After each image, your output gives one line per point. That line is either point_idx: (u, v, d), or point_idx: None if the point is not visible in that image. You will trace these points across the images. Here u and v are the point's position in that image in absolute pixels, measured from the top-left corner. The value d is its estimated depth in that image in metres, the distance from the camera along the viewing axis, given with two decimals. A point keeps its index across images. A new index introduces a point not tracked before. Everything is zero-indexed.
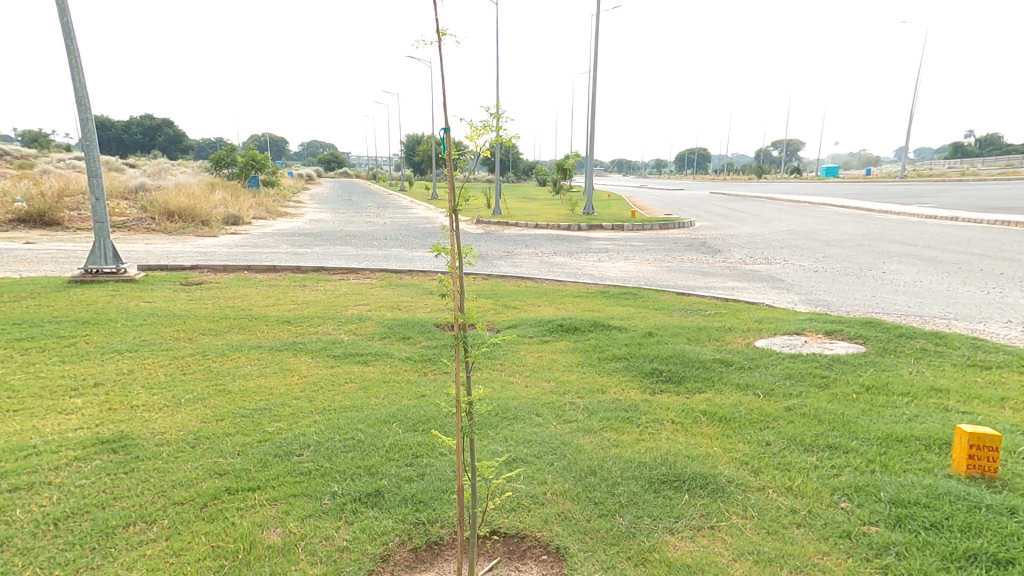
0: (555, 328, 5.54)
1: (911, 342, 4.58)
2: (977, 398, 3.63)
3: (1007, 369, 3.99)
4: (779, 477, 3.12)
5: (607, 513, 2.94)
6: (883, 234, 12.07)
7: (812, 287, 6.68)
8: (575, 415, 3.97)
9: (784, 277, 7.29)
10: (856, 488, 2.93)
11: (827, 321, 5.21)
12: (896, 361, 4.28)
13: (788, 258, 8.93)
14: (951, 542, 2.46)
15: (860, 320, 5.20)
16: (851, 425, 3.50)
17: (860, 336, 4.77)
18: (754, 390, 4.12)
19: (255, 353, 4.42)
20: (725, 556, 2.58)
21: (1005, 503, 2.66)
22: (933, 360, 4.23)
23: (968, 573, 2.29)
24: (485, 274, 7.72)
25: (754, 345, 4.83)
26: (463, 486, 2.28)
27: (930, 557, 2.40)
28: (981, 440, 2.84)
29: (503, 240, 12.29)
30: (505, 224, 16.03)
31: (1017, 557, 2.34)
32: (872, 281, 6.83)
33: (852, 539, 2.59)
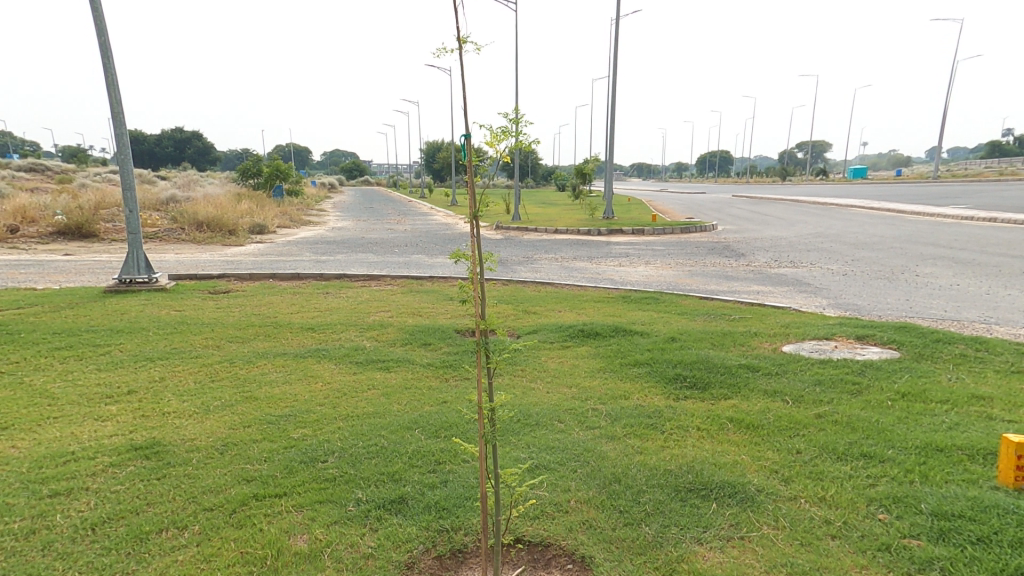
0: (575, 334, 5.49)
1: (950, 348, 4.42)
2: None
3: None
4: (811, 486, 3.03)
5: (632, 522, 2.89)
6: (915, 236, 11.71)
7: (842, 290, 6.51)
8: (597, 422, 3.93)
9: (811, 280, 7.14)
10: (894, 499, 2.82)
11: (858, 326, 5.06)
12: (934, 367, 4.13)
13: (815, 261, 8.72)
14: (1001, 557, 2.35)
15: (893, 324, 5.05)
16: (886, 433, 3.38)
17: (893, 341, 4.62)
18: (782, 396, 4.02)
19: (280, 360, 4.48)
20: (757, 569, 2.51)
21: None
22: (974, 366, 4.07)
23: None
24: (506, 280, 7.72)
25: (781, 350, 4.72)
26: (486, 494, 2.28)
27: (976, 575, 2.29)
28: None
29: (522, 245, 12.29)
30: (524, 230, 16.04)
31: None
32: (904, 284, 6.63)
33: (891, 552, 2.50)
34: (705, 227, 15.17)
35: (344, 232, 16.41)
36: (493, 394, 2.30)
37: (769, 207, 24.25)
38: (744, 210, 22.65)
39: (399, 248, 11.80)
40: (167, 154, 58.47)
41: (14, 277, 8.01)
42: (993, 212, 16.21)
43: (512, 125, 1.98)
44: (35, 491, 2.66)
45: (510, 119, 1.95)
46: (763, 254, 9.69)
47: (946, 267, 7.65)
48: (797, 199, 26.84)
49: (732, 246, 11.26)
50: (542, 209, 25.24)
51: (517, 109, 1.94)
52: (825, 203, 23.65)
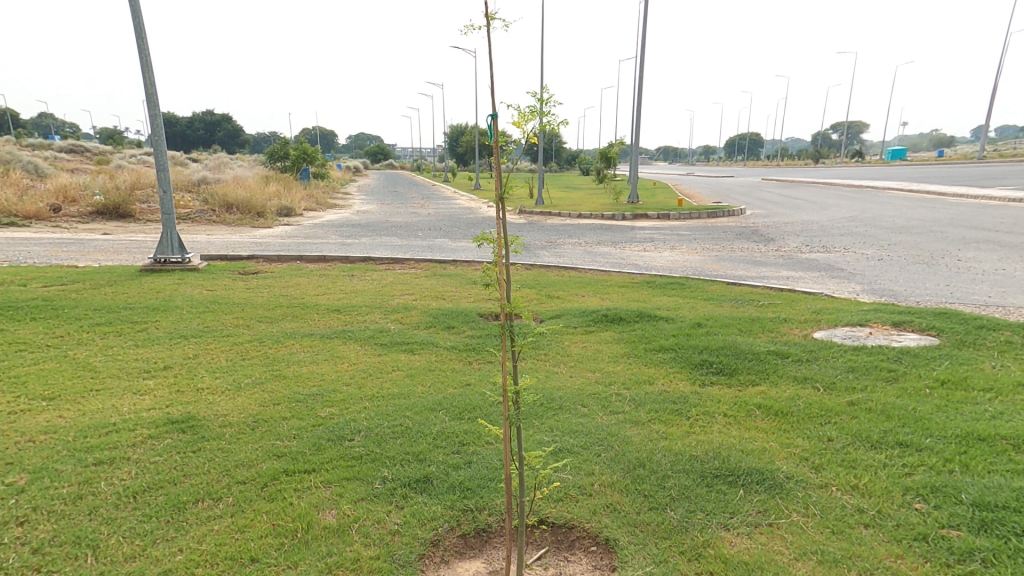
0: (599, 318, 5.43)
1: (994, 335, 4.22)
2: None
3: None
4: (843, 474, 2.99)
5: (657, 506, 2.88)
6: (956, 220, 11.18)
7: (876, 276, 6.29)
8: (621, 406, 3.90)
9: (844, 266, 6.93)
10: (931, 489, 2.74)
11: (895, 312, 4.88)
12: (975, 355, 3.96)
13: (848, 246, 8.43)
14: None
15: (932, 311, 4.86)
16: (924, 422, 3.27)
17: (932, 328, 4.44)
18: (813, 382, 3.92)
19: (308, 341, 4.56)
20: (786, 555, 2.49)
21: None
22: (1020, 354, 3.89)
23: None
24: (528, 264, 7.69)
25: (812, 337, 4.58)
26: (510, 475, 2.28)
27: (1019, 566, 2.23)
28: None
29: (545, 230, 12.20)
30: (546, 215, 15.92)
31: None
32: (945, 269, 6.36)
33: (928, 542, 2.44)
34: (733, 212, 14.78)
35: (367, 216, 16.51)
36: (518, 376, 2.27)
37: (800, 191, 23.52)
38: (772, 195, 22.01)
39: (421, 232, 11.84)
40: (196, 139, 59.83)
41: (56, 256, 8.33)
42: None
43: (539, 104, 1.94)
44: (80, 459, 2.78)
45: (539, 100, 1.92)
46: (793, 240, 9.43)
47: (991, 252, 7.31)
48: (829, 183, 25.91)
49: (760, 231, 10.96)
50: (564, 193, 24.95)
51: (544, 89, 1.91)
52: (858, 186, 22.81)
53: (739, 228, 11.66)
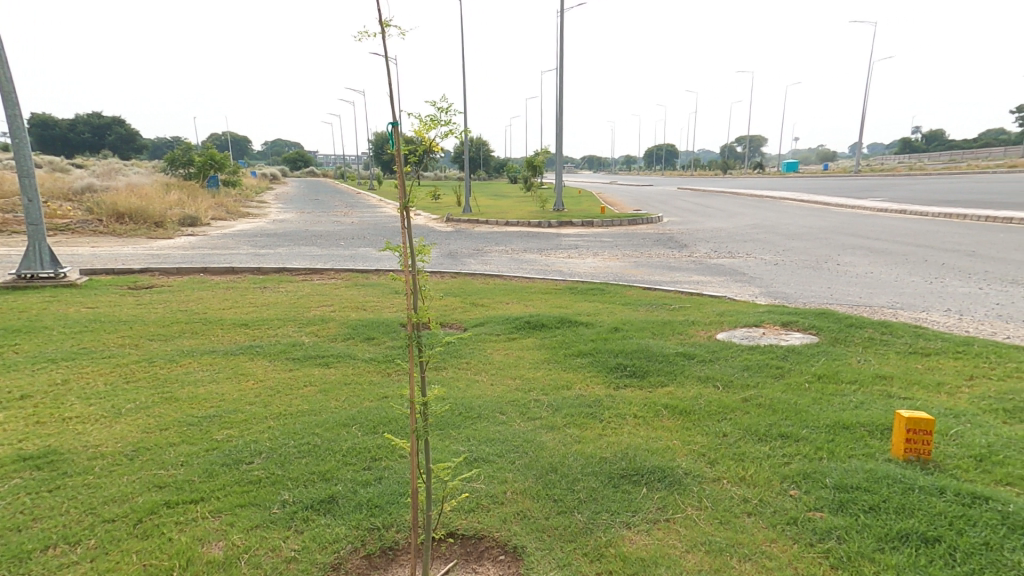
0: (522, 325, 5.52)
1: (860, 332, 4.69)
2: (918, 383, 3.75)
3: (943, 356, 4.11)
4: (734, 467, 3.21)
5: (565, 510, 2.96)
6: (838, 227, 12.41)
7: (772, 279, 6.82)
8: (539, 412, 3.98)
9: (746, 270, 7.48)
10: (803, 475, 3.02)
11: (784, 313, 5.31)
12: (846, 350, 4.38)
13: (751, 251, 9.11)
14: (887, 523, 2.57)
15: (814, 311, 5.33)
16: (802, 414, 3.59)
17: (813, 327, 4.87)
18: (714, 381, 4.18)
19: (207, 359, 4.33)
20: (678, 548, 2.64)
21: (945, 486, 2.76)
22: (880, 349, 4.34)
23: (900, 553, 2.41)
24: (452, 273, 7.70)
25: (715, 338, 4.89)
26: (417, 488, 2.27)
27: (869, 540, 2.51)
28: (917, 424, 2.97)
29: (473, 238, 12.27)
30: (474, 223, 16.05)
31: (944, 535, 2.47)
32: (827, 273, 6.98)
33: (797, 525, 2.68)
34: (653, 219, 15.54)
35: (286, 225, 15.95)
36: (426, 389, 2.28)
37: (716, 199, 25.15)
38: (692, 202, 23.39)
39: (344, 241, 11.58)
40: (100, 142, 55.18)
41: None
42: (914, 201, 17.48)
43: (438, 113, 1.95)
44: None
45: (439, 109, 1.92)
46: (704, 246, 10.04)
47: (871, 254, 8.17)
48: (742, 191, 27.98)
49: (678, 237, 11.61)
50: (494, 201, 25.30)
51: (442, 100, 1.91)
52: (766, 194, 24.77)
53: (658, 234, 12.28)
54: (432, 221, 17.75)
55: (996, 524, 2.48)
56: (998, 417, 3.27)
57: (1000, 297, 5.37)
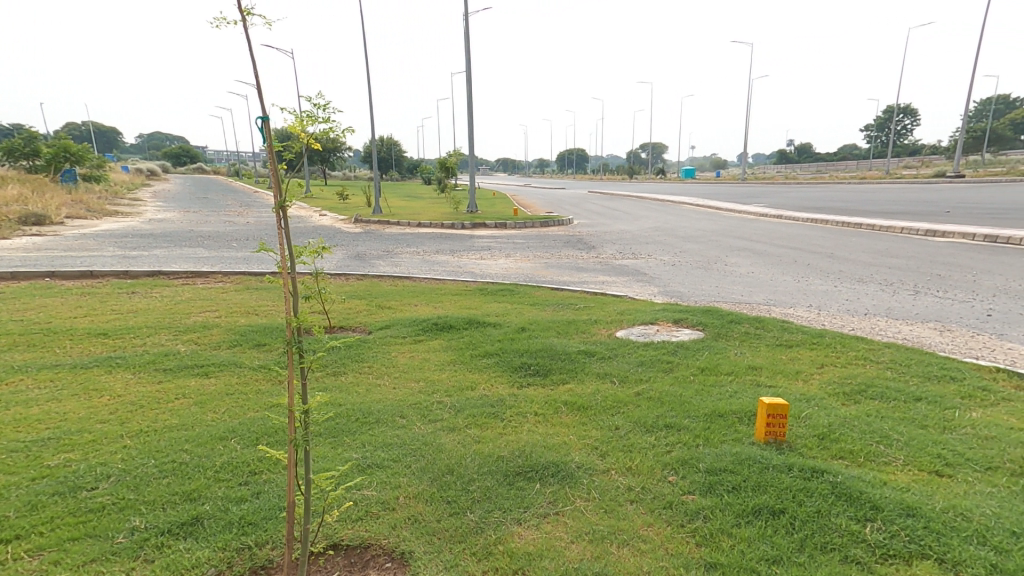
0: (429, 327, 5.43)
1: (738, 326, 5.09)
2: (781, 372, 4.16)
3: (802, 347, 4.56)
4: (622, 458, 3.33)
5: (458, 511, 2.91)
6: (728, 230, 13.56)
7: (669, 279, 7.24)
8: (440, 414, 3.91)
9: (648, 270, 7.91)
10: (682, 462, 3.22)
11: (676, 311, 5.65)
12: (726, 344, 4.73)
13: (651, 252, 9.66)
14: (744, 500, 2.87)
15: (702, 308, 5.71)
16: (685, 404, 3.83)
17: (700, 323, 5.22)
18: (611, 377, 4.34)
19: (49, 374, 3.85)
20: (564, 540, 2.68)
21: (792, 463, 3.15)
22: (753, 341, 4.73)
23: (752, 526, 2.70)
24: (358, 275, 7.42)
25: (614, 336, 5.08)
26: (294, 501, 2.13)
27: (730, 517, 2.75)
28: (775, 409, 3.33)
29: (383, 239, 11.98)
30: (385, 224, 15.71)
31: (787, 506, 2.80)
32: (715, 273, 7.54)
33: (672, 509, 2.85)
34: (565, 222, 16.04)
35: (166, 225, 14.69)
36: (309, 397, 2.13)
37: (627, 202, 26.46)
38: (605, 206, 24.40)
39: (233, 242, 10.88)
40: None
41: None
42: (794, 207, 19.49)
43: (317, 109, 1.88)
44: None
45: (317, 106, 1.86)
46: (610, 247, 10.51)
47: (755, 255, 8.99)
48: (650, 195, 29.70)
49: (587, 239, 12.04)
50: (406, 203, 24.44)
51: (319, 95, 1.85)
52: (671, 199, 26.45)
53: (571, 236, 12.67)
54: (340, 221, 17.14)
55: (827, 493, 2.87)
56: (840, 400, 3.79)
57: (853, 292, 6.14)
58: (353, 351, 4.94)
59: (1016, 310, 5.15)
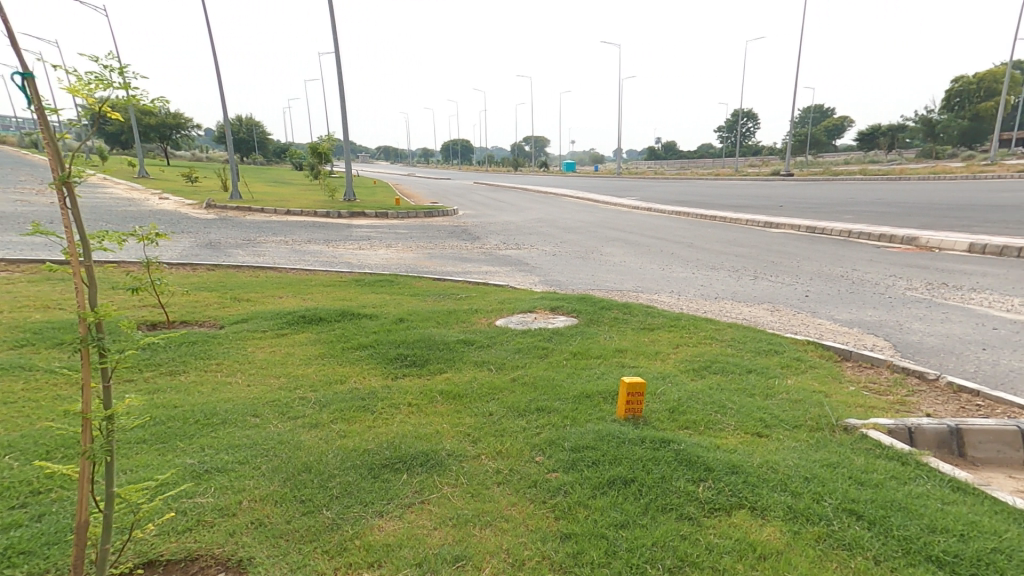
0: (294, 320, 5.05)
1: (608, 312, 5.37)
2: (643, 353, 4.45)
3: (661, 329, 4.92)
4: (493, 442, 3.30)
5: (312, 510, 2.66)
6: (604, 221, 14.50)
7: (549, 269, 7.45)
8: (302, 411, 3.61)
9: (530, 261, 8.10)
10: (550, 443, 3.27)
11: (553, 299, 5.82)
12: (597, 329, 4.95)
13: (534, 243, 9.97)
14: (601, 473, 2.98)
15: (577, 296, 5.95)
16: (557, 388, 3.92)
17: (574, 310, 5.41)
18: (489, 364, 4.32)
19: None
20: (427, 527, 2.58)
21: (645, 436, 3.35)
22: (620, 326, 5.02)
23: (607, 495, 2.82)
24: (207, 266, 6.83)
25: (494, 324, 5.10)
26: (88, 520, 1.77)
27: (589, 491, 2.84)
28: (633, 388, 3.52)
29: (241, 228, 11.07)
30: (242, 211, 14.57)
31: (638, 475, 2.97)
32: (592, 263, 7.92)
33: (537, 487, 2.88)
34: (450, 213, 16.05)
35: None
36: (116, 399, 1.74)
37: (515, 195, 27.06)
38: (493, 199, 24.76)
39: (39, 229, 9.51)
40: None
41: None
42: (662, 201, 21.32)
43: (114, 73, 1.62)
44: None
45: (110, 68, 1.59)
46: (494, 237, 10.69)
47: (629, 246, 9.62)
48: (535, 189, 30.68)
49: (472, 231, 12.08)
50: (271, 190, 22.87)
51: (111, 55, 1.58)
52: (555, 191, 27.54)
53: (457, 228, 12.57)
54: (188, 208, 15.49)
55: (672, 459, 3.10)
56: (689, 375, 4.15)
57: (705, 277, 6.81)
58: (199, 347, 4.42)
59: (826, 290, 6.05)
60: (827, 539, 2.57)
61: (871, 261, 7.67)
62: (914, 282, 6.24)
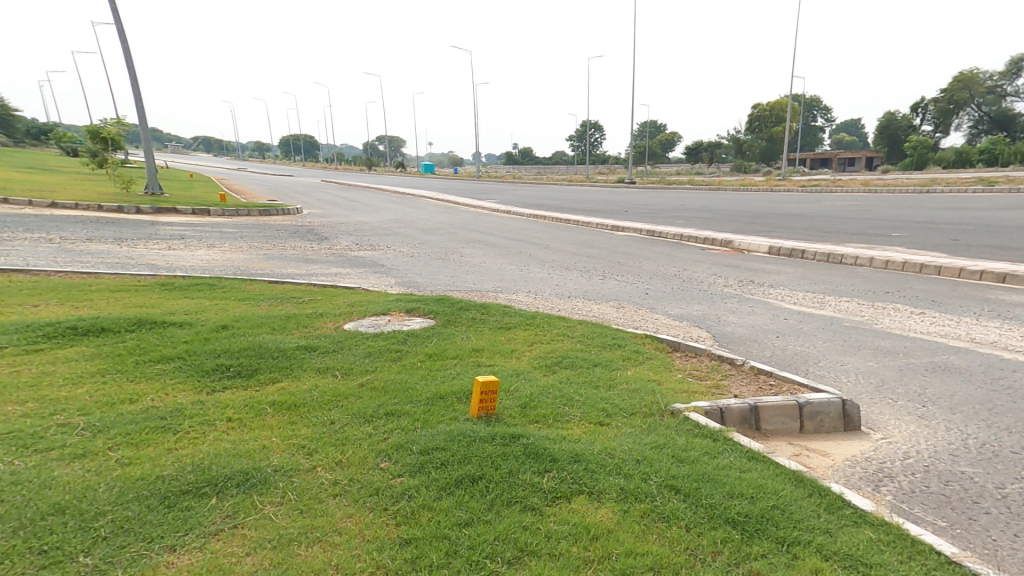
0: (63, 332, 4.58)
1: (467, 313, 5.42)
2: (499, 352, 4.56)
3: (518, 328, 5.10)
4: (332, 453, 3.14)
5: (60, 560, 2.28)
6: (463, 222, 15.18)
7: (407, 270, 7.49)
8: (62, 438, 3.11)
9: (391, 264, 7.96)
10: (397, 447, 3.20)
11: (410, 300, 5.77)
12: (453, 330, 4.98)
13: (391, 244, 9.98)
14: (448, 474, 2.98)
15: (435, 298, 5.94)
16: (409, 391, 3.86)
17: (432, 312, 5.40)
18: (333, 371, 4.14)
19: None
20: (238, 555, 2.37)
21: (495, 433, 3.42)
22: (478, 326, 5.11)
23: (453, 496, 2.82)
24: None
25: (343, 329, 4.92)
26: None
27: (433, 493, 2.82)
28: (487, 386, 3.60)
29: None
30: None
31: (485, 472, 3.02)
32: (452, 263, 8.12)
33: (378, 495, 2.80)
34: (286, 210, 16.10)
35: None
36: None
37: (379, 195, 26.59)
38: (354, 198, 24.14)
39: None
40: None
41: None
42: (521, 203, 22.40)
43: None
44: None
45: None
46: (345, 238, 10.85)
47: (494, 247, 9.90)
48: (397, 189, 30.33)
49: (314, 230, 12.38)
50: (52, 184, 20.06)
51: None
52: (421, 192, 27.49)
53: (305, 231, 11.97)
54: None
55: (520, 454, 3.20)
56: (542, 371, 4.34)
57: (554, 277, 7.25)
58: None
59: (660, 287, 6.74)
60: (650, 514, 2.81)
61: (697, 260, 8.76)
62: (728, 279, 7.27)
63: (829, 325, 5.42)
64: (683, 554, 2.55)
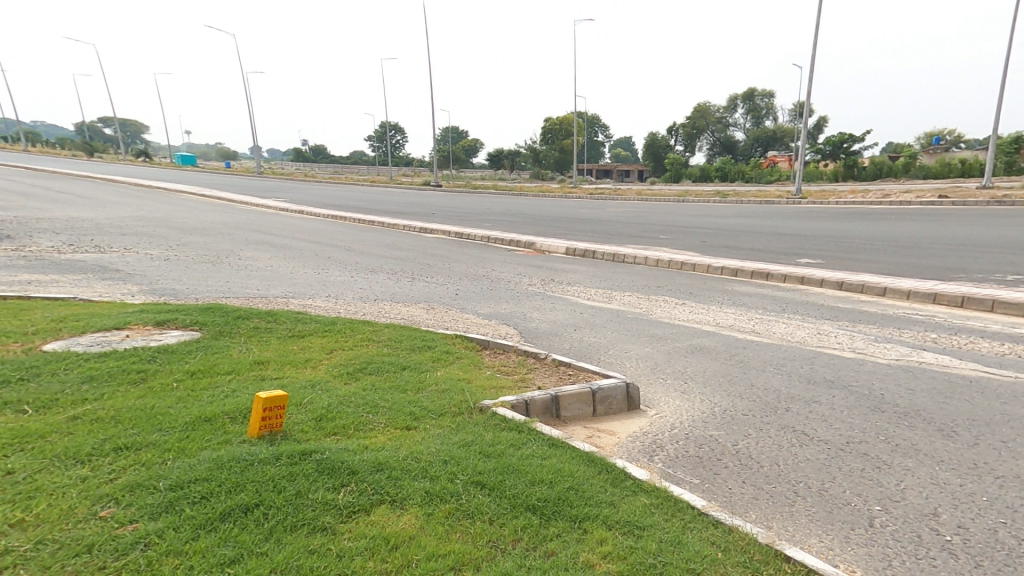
0: None
1: (246, 323, 4.93)
2: (289, 363, 4.13)
3: (314, 335, 4.77)
4: (6, 513, 2.37)
5: None
6: (233, 222, 14.26)
7: (155, 274, 7.53)
8: None
9: (168, 284, 6.79)
10: (130, 488, 2.55)
11: (163, 313, 5.10)
12: (227, 343, 4.47)
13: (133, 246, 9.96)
14: (210, 508, 2.45)
15: (200, 308, 5.35)
16: (156, 418, 3.19)
17: (194, 323, 4.86)
18: (20, 406, 3.26)
19: None
20: None
21: (281, 452, 2.92)
22: (261, 336, 4.65)
23: (214, 533, 2.32)
24: None
25: (39, 351, 4.12)
26: None
27: (179, 536, 2.29)
28: (272, 401, 3.10)
29: None
30: None
31: (264, 497, 2.55)
32: (225, 268, 7.99)
33: (93, 552, 2.19)
34: None
35: None
36: None
37: (159, 194, 22.60)
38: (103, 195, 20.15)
39: None
40: None
41: None
42: (333, 205, 21.07)
43: None
44: None
45: None
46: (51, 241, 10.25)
47: (305, 258, 9.14)
48: (164, 184, 26.29)
49: None
50: None
51: None
52: (215, 191, 24.10)
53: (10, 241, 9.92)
54: None
55: (312, 472, 2.76)
56: (342, 379, 3.99)
57: (365, 287, 6.93)
58: None
59: (470, 287, 7.08)
60: (455, 513, 2.67)
61: (503, 262, 9.30)
62: (532, 279, 7.84)
63: (616, 317, 6.16)
64: (485, 548, 2.47)
